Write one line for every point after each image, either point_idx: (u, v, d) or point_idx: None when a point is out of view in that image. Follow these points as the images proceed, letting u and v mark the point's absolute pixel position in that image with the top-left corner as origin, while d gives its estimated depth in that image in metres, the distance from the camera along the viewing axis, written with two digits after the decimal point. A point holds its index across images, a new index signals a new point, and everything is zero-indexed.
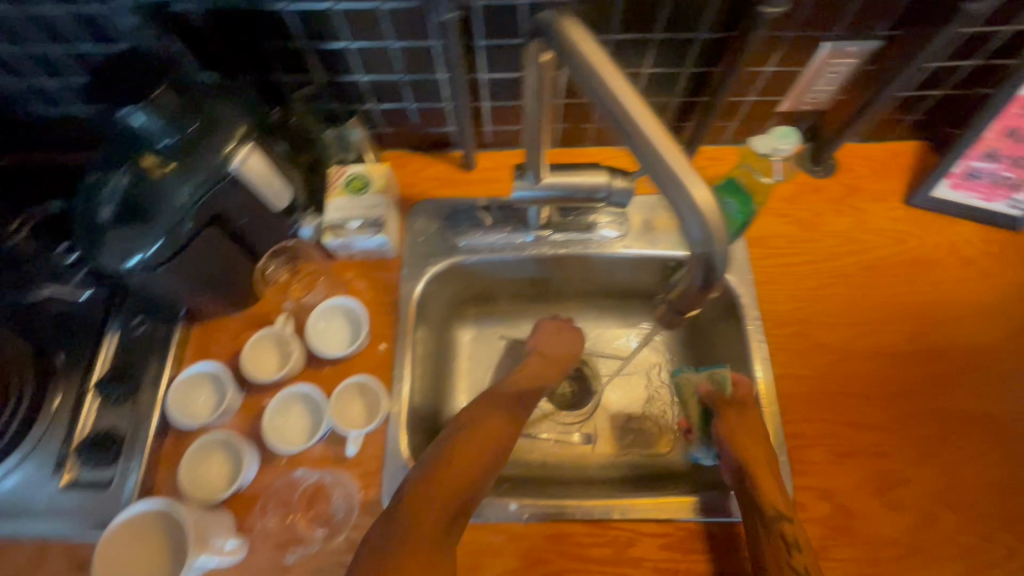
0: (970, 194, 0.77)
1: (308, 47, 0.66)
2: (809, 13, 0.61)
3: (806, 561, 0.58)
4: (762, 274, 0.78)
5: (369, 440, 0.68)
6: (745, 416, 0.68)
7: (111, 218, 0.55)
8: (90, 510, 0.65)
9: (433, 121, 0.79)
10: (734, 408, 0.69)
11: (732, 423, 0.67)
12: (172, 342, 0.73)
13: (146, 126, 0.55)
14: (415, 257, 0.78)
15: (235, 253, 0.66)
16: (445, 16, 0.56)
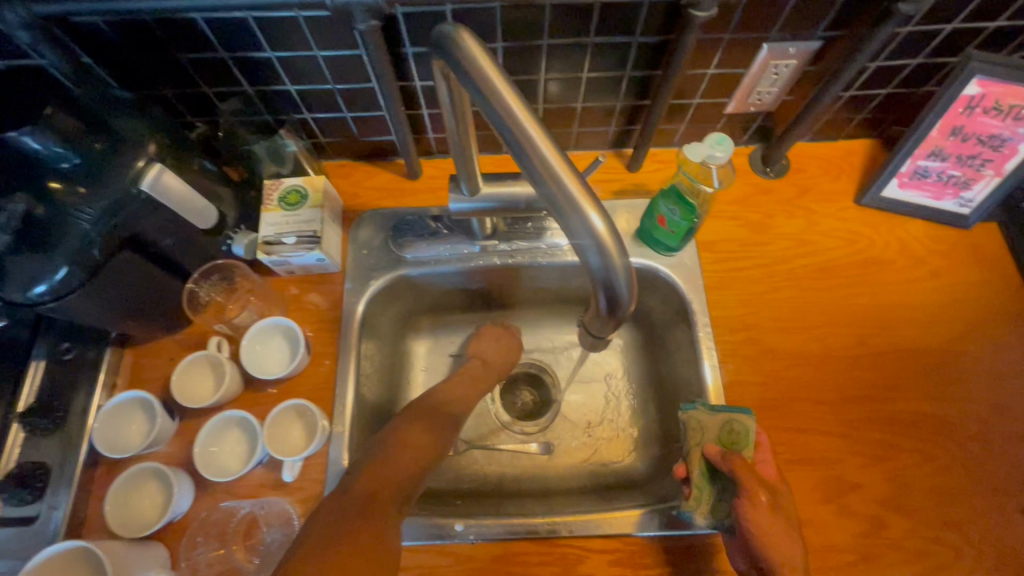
0: (919, 193, 0.76)
1: (229, 58, 0.63)
2: (744, 15, 0.60)
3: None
4: (713, 279, 0.76)
5: (309, 464, 0.66)
6: (772, 502, 0.57)
7: (6, 247, 0.51)
8: (14, 548, 0.62)
9: (373, 130, 0.77)
10: (764, 492, 0.57)
11: (761, 514, 0.55)
12: (102, 367, 0.71)
13: (42, 150, 0.51)
14: (358, 271, 0.76)
15: (159, 275, 0.63)
16: (363, 25, 0.54)
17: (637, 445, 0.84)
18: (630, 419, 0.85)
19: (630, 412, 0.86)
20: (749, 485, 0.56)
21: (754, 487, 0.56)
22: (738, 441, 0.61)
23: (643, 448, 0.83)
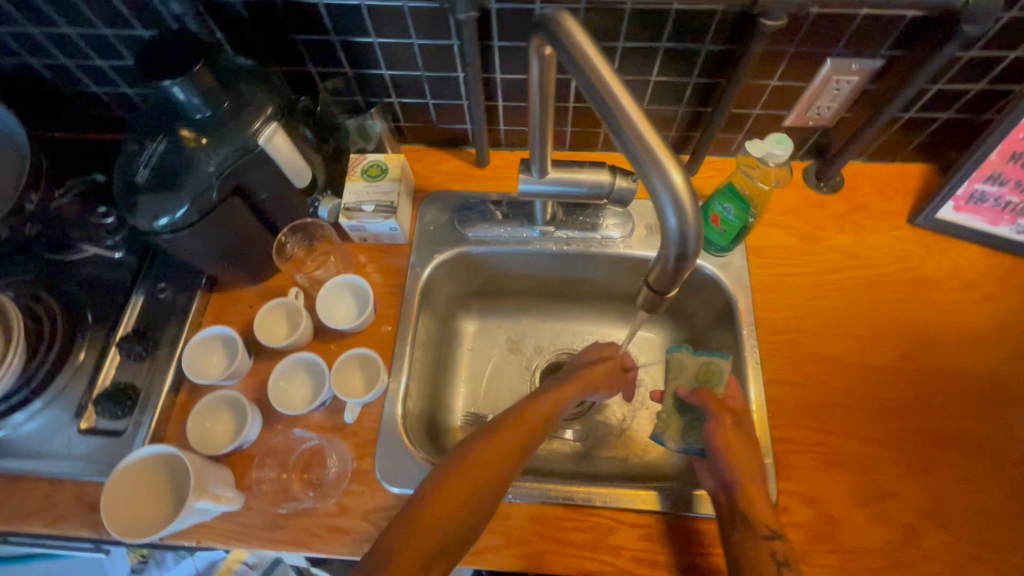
0: (975, 217, 0.77)
1: (338, 41, 0.71)
2: (810, 31, 0.64)
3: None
4: (759, 282, 0.79)
5: (366, 412, 0.72)
6: (737, 424, 0.67)
7: (146, 181, 0.61)
8: (102, 455, 0.69)
9: (450, 118, 0.84)
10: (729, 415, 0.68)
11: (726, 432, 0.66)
12: (191, 308, 0.78)
13: (184, 100, 0.59)
14: (424, 245, 0.82)
15: (255, 227, 0.71)
16: (463, 15, 0.61)
17: None
18: None
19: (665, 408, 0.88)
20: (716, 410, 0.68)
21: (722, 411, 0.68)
22: (714, 378, 0.71)
23: None
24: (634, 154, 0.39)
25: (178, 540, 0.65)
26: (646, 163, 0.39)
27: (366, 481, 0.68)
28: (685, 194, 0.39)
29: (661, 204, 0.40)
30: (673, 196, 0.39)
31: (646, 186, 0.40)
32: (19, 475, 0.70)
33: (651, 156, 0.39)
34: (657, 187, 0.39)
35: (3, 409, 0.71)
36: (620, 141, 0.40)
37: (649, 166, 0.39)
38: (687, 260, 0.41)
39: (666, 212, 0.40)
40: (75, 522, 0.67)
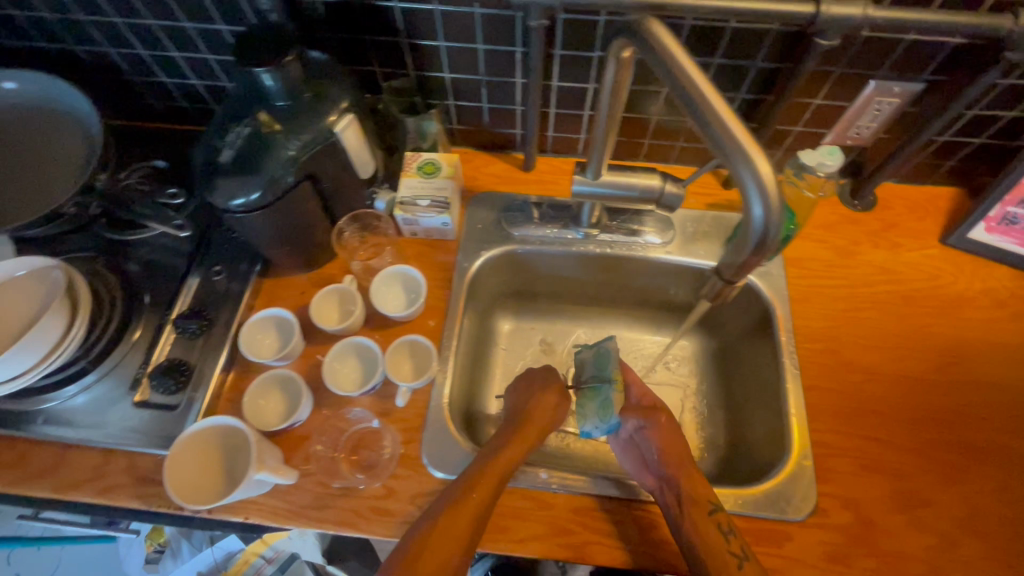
0: (1006, 239, 0.80)
1: (406, 43, 0.75)
2: (858, 53, 0.68)
3: (740, 544, 0.63)
4: (796, 292, 0.81)
5: (414, 398, 0.73)
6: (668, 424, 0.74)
7: (226, 161, 0.64)
8: (154, 428, 0.71)
9: (502, 122, 0.87)
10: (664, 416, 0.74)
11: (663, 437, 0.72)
12: (245, 291, 0.80)
13: (271, 86, 0.63)
14: (472, 241, 0.85)
15: (318, 215, 0.73)
16: (535, 22, 0.64)
17: (703, 447, 0.87)
18: (697, 422, 0.89)
19: (697, 415, 0.90)
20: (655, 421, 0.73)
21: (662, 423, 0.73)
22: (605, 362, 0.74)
23: (709, 450, 0.86)
24: (721, 144, 0.43)
25: (227, 514, 0.66)
26: (734, 153, 0.42)
27: (412, 465, 0.69)
28: (770, 181, 0.42)
29: (746, 191, 0.43)
30: (759, 184, 0.42)
31: (733, 175, 0.43)
32: (72, 445, 0.71)
33: (739, 147, 0.42)
34: (744, 175, 0.42)
35: (60, 379, 0.73)
36: (708, 132, 0.44)
37: (736, 156, 0.43)
38: (767, 246, 0.44)
39: (750, 199, 0.43)
40: (125, 493, 0.68)
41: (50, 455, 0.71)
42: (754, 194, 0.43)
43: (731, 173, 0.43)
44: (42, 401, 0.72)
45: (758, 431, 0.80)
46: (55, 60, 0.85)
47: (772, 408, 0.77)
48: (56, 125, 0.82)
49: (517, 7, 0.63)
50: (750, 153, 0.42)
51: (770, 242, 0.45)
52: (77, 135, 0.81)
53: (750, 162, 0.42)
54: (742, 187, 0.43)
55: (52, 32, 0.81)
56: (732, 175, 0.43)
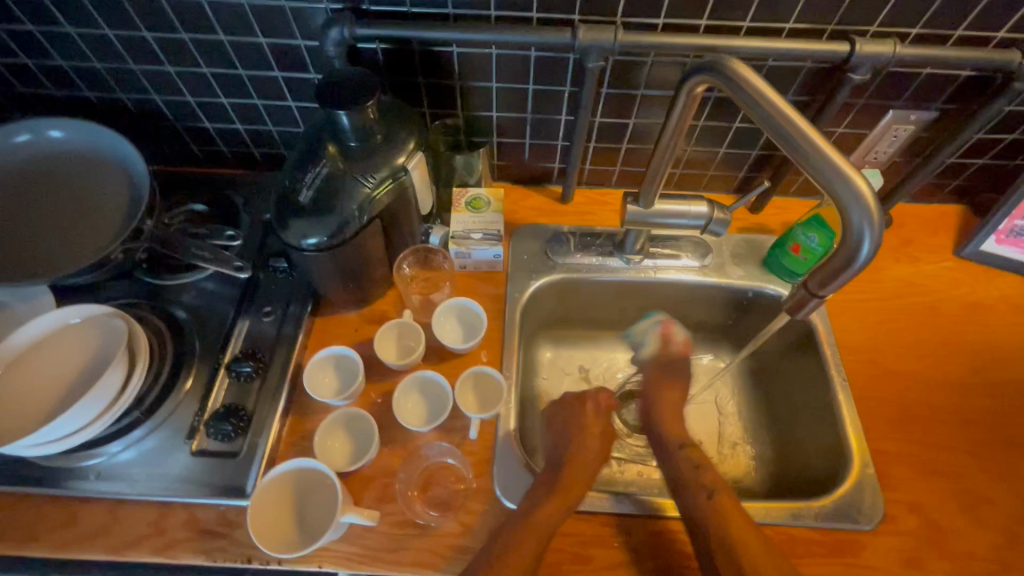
0: (1016, 249, 0.87)
1: (459, 85, 0.79)
2: (879, 86, 0.75)
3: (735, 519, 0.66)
4: (833, 307, 0.86)
5: (482, 430, 0.73)
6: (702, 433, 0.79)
7: (303, 202, 0.64)
8: (215, 477, 0.68)
9: (542, 157, 0.91)
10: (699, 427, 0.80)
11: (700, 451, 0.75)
12: (300, 332, 0.79)
13: (347, 127, 0.64)
14: (520, 271, 0.87)
15: (380, 250, 0.74)
16: (593, 63, 0.68)
17: (754, 463, 0.89)
18: (745, 439, 0.91)
19: (743, 432, 0.92)
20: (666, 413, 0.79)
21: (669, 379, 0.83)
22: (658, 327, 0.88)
23: (761, 468, 0.88)
24: (817, 167, 0.47)
25: (300, 563, 0.63)
26: (830, 175, 0.46)
27: (487, 498, 0.68)
28: (868, 197, 0.45)
29: (845, 207, 0.46)
30: (858, 200, 0.46)
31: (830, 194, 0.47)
32: (125, 501, 0.67)
33: (835, 169, 0.46)
34: (843, 194, 0.46)
35: (113, 433, 0.69)
36: (802, 157, 0.48)
37: (831, 175, 0.47)
38: (866, 257, 0.47)
39: (848, 214, 0.47)
40: (187, 549, 0.65)
41: (101, 513, 0.67)
42: (852, 209, 0.47)
43: (828, 191, 0.47)
44: (89, 456, 0.69)
45: (811, 444, 0.82)
46: (97, 108, 0.85)
47: (824, 421, 0.80)
48: (102, 173, 0.81)
49: (577, 51, 0.68)
50: (847, 173, 0.46)
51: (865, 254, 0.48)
52: (123, 183, 0.81)
53: (847, 181, 0.46)
54: (841, 204, 0.46)
55: (99, 81, 0.81)
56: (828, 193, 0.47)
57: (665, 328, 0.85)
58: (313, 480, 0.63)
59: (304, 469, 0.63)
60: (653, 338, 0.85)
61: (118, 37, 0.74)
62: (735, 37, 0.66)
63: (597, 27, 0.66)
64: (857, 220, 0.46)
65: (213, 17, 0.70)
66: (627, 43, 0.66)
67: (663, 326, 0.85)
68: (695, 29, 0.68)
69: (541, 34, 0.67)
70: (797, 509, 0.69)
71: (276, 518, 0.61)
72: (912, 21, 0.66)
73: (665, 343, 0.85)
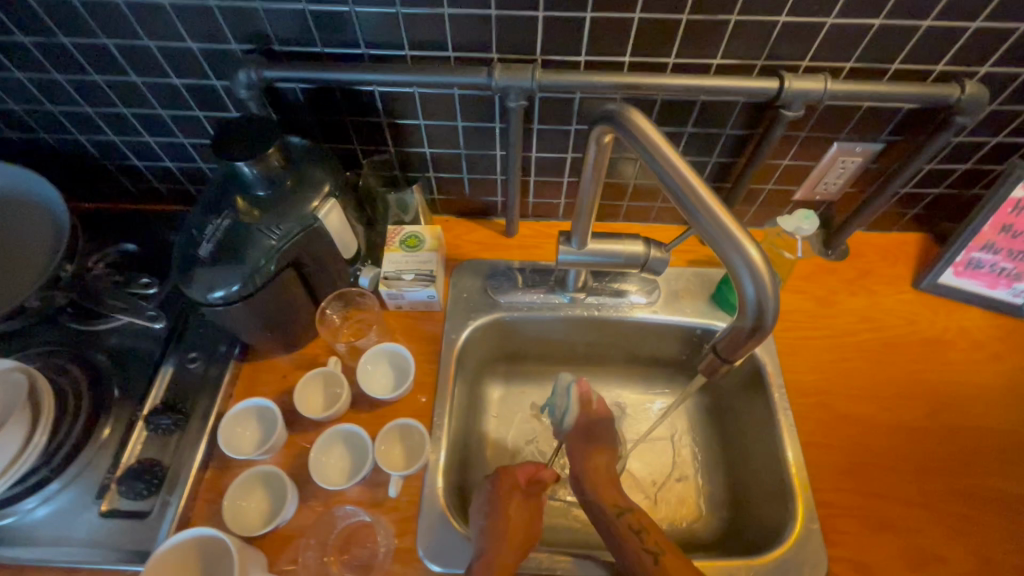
0: (975, 282, 0.83)
1: (386, 122, 0.76)
2: (819, 119, 0.72)
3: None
4: (784, 345, 0.82)
5: (406, 485, 0.69)
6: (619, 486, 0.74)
7: (207, 255, 0.62)
8: (123, 541, 0.65)
9: (483, 191, 0.88)
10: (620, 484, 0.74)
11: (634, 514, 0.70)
12: (224, 380, 0.76)
13: (250, 176, 0.62)
14: (458, 311, 0.84)
15: (301, 297, 0.71)
16: (514, 103, 0.65)
17: (706, 508, 0.85)
18: (697, 481, 0.87)
19: (696, 474, 0.88)
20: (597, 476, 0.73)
21: (589, 445, 0.76)
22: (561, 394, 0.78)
23: (712, 513, 0.84)
24: (713, 233, 0.45)
25: None
26: (725, 242, 0.44)
27: (407, 560, 0.65)
28: (762, 269, 0.44)
29: (741, 278, 0.45)
30: (752, 269, 0.44)
31: (725, 262, 0.45)
32: (29, 566, 0.64)
33: (729, 237, 0.44)
34: (736, 262, 0.44)
35: (18, 493, 0.66)
36: (699, 222, 0.45)
37: (727, 245, 0.45)
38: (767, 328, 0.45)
39: (744, 284, 0.45)
40: None
41: None
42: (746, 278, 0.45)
43: (723, 259, 0.45)
44: (2, 517, 0.66)
45: (761, 490, 0.78)
46: (23, 148, 0.83)
47: (772, 468, 0.76)
48: (23, 215, 0.79)
49: (496, 90, 0.65)
50: (740, 243, 0.44)
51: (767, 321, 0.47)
52: (43, 225, 0.78)
53: (740, 249, 0.44)
54: (736, 274, 0.45)
55: (19, 122, 0.79)
56: (724, 262, 0.45)
57: (583, 388, 0.77)
58: (221, 546, 0.60)
59: (201, 536, 0.59)
60: (572, 402, 0.76)
61: (30, 80, 0.72)
62: (659, 75, 0.63)
63: (514, 66, 0.63)
64: (752, 293, 0.44)
65: (123, 60, 0.68)
66: (546, 82, 0.63)
67: (580, 387, 0.77)
68: (620, 66, 0.65)
69: (457, 74, 0.64)
70: (733, 567, 0.66)
71: None
72: (846, 55, 0.63)
73: (585, 407, 0.77)
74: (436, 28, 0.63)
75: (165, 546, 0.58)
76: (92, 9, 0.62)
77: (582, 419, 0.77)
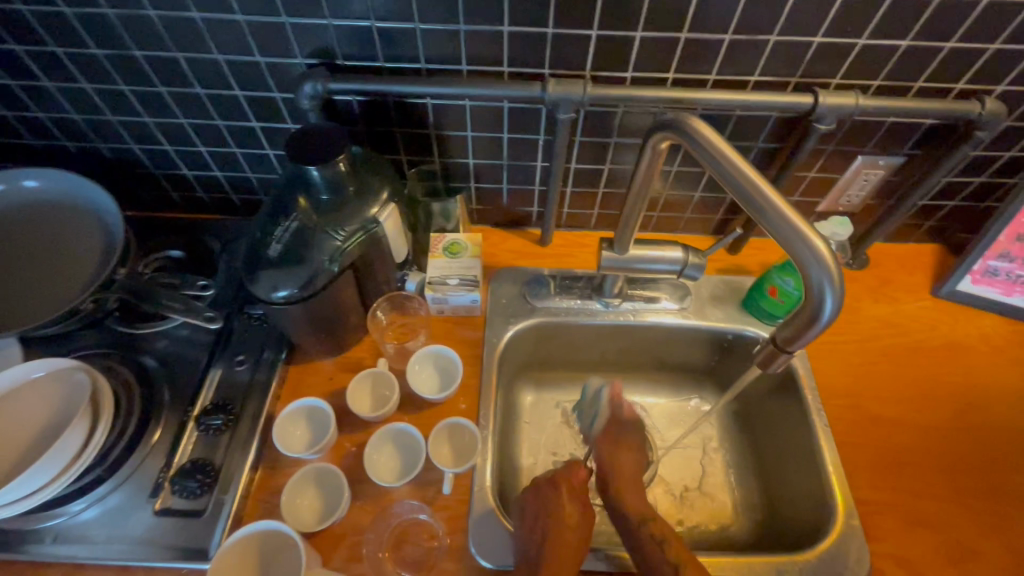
0: (991, 289, 0.87)
1: (434, 134, 0.80)
2: (845, 134, 0.76)
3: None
4: (813, 349, 0.85)
5: (456, 483, 0.71)
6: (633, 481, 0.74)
7: (274, 255, 0.64)
8: (179, 538, 0.65)
9: (520, 202, 0.92)
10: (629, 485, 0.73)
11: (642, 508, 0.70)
12: (272, 381, 0.77)
13: (317, 180, 0.65)
14: (498, 316, 0.86)
15: (353, 299, 0.74)
16: (564, 116, 0.69)
17: (740, 511, 0.86)
18: (729, 485, 0.89)
19: (728, 478, 0.90)
20: (639, 474, 0.74)
21: (618, 439, 0.76)
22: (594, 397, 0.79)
23: (745, 515, 0.86)
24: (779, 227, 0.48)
25: None
26: (791, 235, 0.48)
27: (460, 557, 0.66)
28: (829, 259, 0.47)
29: (807, 267, 0.48)
30: (819, 260, 0.47)
31: (792, 254, 0.48)
32: (82, 564, 0.65)
33: (795, 230, 0.48)
34: (803, 254, 0.47)
35: (71, 492, 0.67)
36: (763, 216, 0.49)
37: (793, 237, 0.48)
38: (831, 314, 0.48)
39: (809, 273, 0.48)
40: None
41: None
42: (813, 268, 0.48)
43: (789, 251, 0.48)
44: (47, 518, 0.66)
45: (797, 491, 0.80)
46: (77, 158, 0.86)
47: (807, 468, 0.78)
48: (77, 221, 0.81)
49: (548, 103, 0.69)
50: (807, 235, 0.47)
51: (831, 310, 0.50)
52: (96, 234, 0.80)
53: (806, 241, 0.47)
54: (802, 265, 0.48)
55: (77, 131, 0.82)
56: (791, 254, 0.49)
57: (615, 390, 0.77)
58: (283, 540, 0.60)
59: (266, 530, 0.60)
60: (602, 405, 0.77)
61: (96, 90, 0.75)
62: (701, 91, 0.67)
63: (566, 81, 0.67)
64: (819, 281, 0.47)
65: (189, 72, 0.71)
66: (596, 96, 0.67)
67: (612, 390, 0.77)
68: (663, 82, 0.70)
69: (511, 88, 0.68)
70: (780, 563, 0.67)
71: None
72: (873, 74, 0.68)
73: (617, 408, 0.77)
74: (493, 45, 0.67)
75: (232, 538, 0.59)
76: (168, 24, 0.66)
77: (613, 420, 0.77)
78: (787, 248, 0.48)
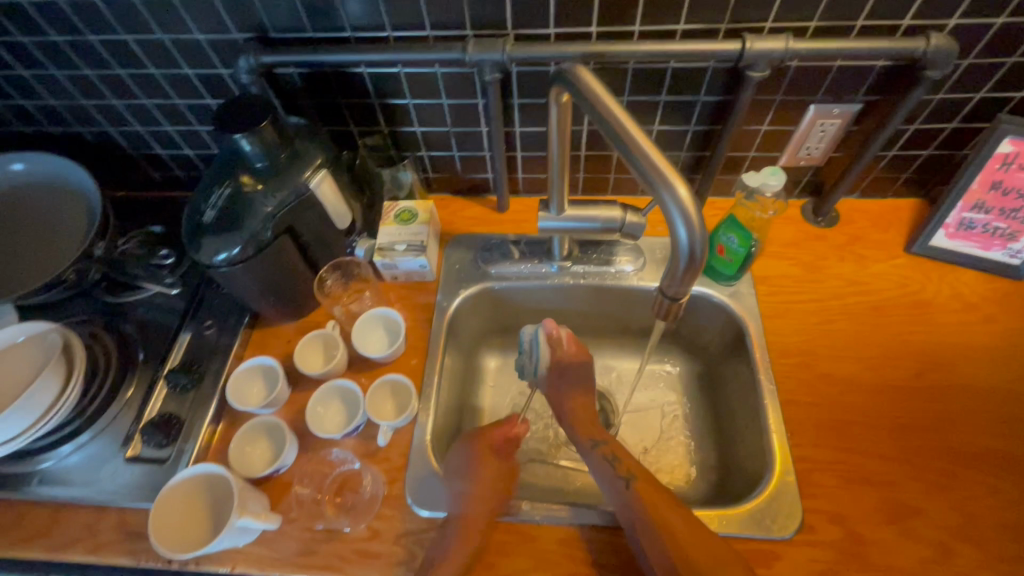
0: (968, 243, 0.82)
1: (377, 102, 0.82)
2: (792, 81, 0.73)
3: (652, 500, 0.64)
4: (768, 309, 0.83)
5: (397, 438, 0.74)
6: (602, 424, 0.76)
7: (211, 222, 0.68)
8: (145, 482, 0.72)
9: (474, 168, 0.92)
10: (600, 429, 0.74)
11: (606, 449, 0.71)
12: (234, 343, 0.82)
13: (249, 151, 0.68)
14: (450, 282, 0.88)
15: (299, 264, 0.77)
16: (489, 76, 0.69)
17: (696, 472, 0.86)
18: (688, 448, 0.89)
19: (687, 440, 0.89)
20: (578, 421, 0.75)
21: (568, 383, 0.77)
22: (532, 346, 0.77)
23: (700, 477, 0.86)
24: (646, 174, 0.50)
25: (215, 565, 0.66)
26: (655, 180, 0.50)
27: (396, 505, 0.70)
28: (690, 207, 0.49)
29: (671, 216, 0.50)
30: (680, 207, 0.49)
31: (658, 201, 0.50)
32: (64, 503, 0.72)
33: (660, 176, 0.50)
34: (665, 199, 0.49)
35: (55, 440, 0.75)
36: (634, 163, 0.51)
37: (658, 183, 0.50)
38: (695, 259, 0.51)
39: (675, 221, 0.50)
40: (115, 550, 0.69)
41: (43, 517, 0.72)
42: (676, 215, 0.50)
43: (655, 197, 0.50)
44: (35, 463, 0.74)
45: (745, 450, 0.79)
46: (63, 141, 0.93)
47: (755, 427, 0.77)
48: (61, 199, 0.88)
49: (472, 64, 0.69)
50: (670, 181, 0.49)
51: (700, 258, 0.52)
52: (76, 211, 0.87)
53: (670, 186, 0.49)
54: (667, 211, 0.50)
55: (58, 116, 0.88)
56: (658, 201, 0.51)
57: (550, 331, 0.76)
58: (224, 484, 0.66)
59: (210, 472, 0.66)
60: (541, 347, 0.75)
61: (65, 76, 0.81)
62: (624, 42, 0.66)
63: (486, 41, 0.67)
64: (681, 228, 0.50)
65: (141, 53, 0.76)
66: (517, 54, 0.67)
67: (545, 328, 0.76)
68: (589, 36, 0.69)
69: (435, 51, 0.69)
70: (710, 517, 0.67)
71: (185, 520, 0.64)
72: (807, 14, 0.65)
73: (554, 350, 0.76)
74: (414, 11, 0.68)
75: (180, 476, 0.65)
76: (111, 7, 0.70)
77: (556, 363, 0.76)
78: (654, 194, 0.50)
